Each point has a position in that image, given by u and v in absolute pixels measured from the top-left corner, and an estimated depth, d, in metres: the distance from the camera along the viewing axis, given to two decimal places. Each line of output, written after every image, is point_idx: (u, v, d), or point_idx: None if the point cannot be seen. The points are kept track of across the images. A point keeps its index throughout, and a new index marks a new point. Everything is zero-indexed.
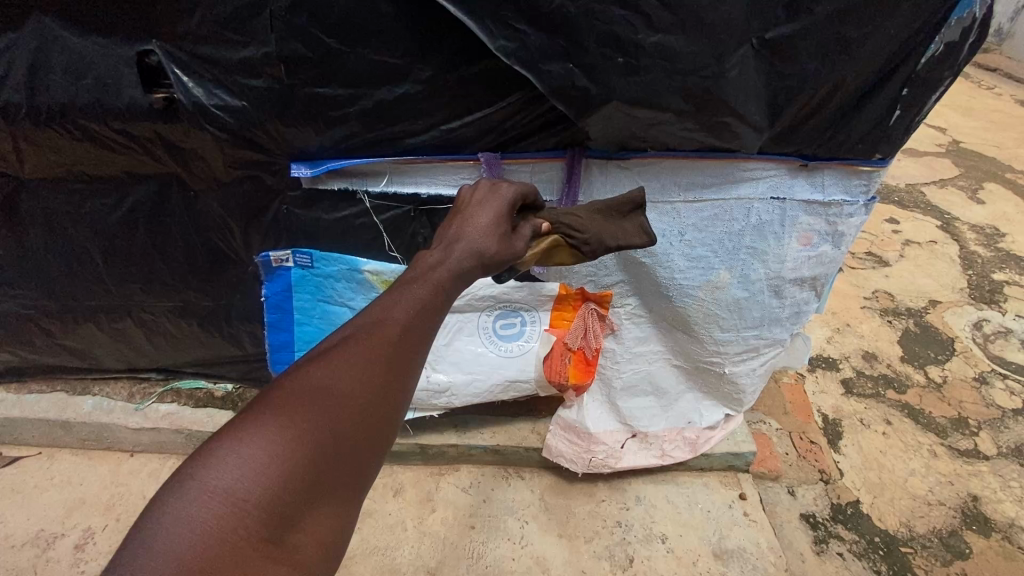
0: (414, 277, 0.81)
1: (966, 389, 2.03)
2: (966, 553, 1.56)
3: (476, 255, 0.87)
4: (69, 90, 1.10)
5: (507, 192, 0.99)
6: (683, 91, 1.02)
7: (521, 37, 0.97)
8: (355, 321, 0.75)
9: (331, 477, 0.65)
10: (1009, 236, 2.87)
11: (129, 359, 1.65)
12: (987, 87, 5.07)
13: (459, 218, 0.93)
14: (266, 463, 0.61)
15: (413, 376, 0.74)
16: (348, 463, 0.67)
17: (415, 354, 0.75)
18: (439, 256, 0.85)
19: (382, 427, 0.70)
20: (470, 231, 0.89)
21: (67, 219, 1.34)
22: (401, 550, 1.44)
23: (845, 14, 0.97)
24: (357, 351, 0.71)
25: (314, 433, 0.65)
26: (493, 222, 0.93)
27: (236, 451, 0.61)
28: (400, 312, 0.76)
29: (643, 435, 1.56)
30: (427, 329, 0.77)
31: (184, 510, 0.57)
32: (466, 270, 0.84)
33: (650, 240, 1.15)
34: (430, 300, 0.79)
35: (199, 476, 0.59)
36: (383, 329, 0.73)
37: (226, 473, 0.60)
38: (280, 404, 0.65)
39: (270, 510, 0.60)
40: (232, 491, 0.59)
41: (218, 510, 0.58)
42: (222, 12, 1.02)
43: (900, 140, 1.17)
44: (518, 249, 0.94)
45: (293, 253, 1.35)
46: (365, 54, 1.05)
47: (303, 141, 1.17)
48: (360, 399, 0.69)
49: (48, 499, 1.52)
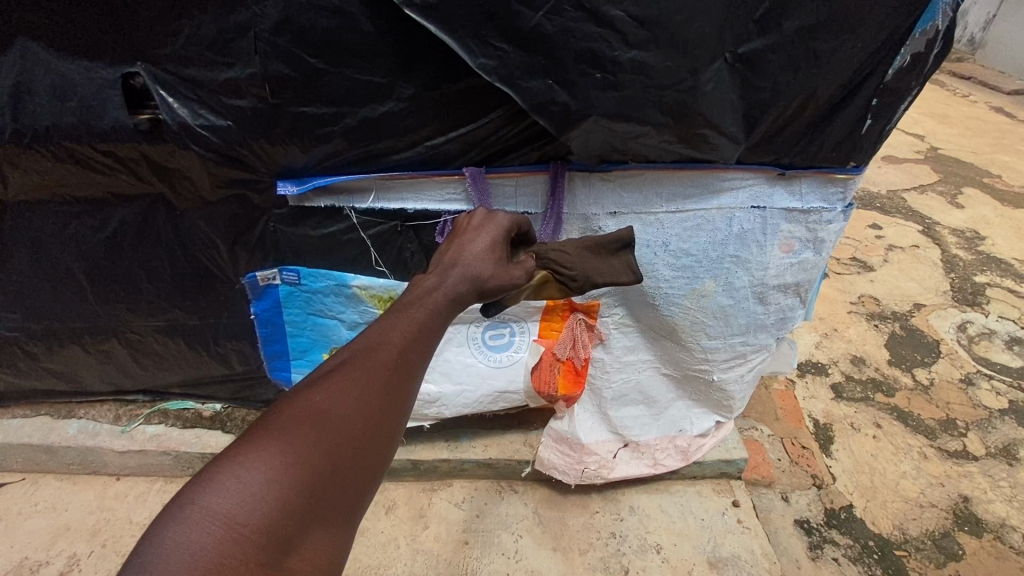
0: (409, 301, 0.82)
1: (953, 391, 2.06)
2: (959, 554, 1.58)
3: (471, 280, 0.88)
4: (53, 113, 1.10)
5: (504, 218, 1.01)
6: (661, 105, 1.04)
7: (500, 55, 0.98)
8: (352, 344, 0.76)
9: (328, 500, 0.65)
10: (989, 239, 2.92)
11: (115, 381, 1.64)
12: (962, 95, 5.18)
13: (455, 243, 0.94)
14: (264, 488, 0.61)
15: (410, 399, 0.75)
16: (345, 486, 0.67)
17: (411, 377, 0.75)
18: (434, 280, 0.86)
19: (379, 450, 0.70)
20: (467, 257, 0.90)
21: (51, 241, 1.33)
22: (394, 567, 1.43)
23: (813, 29, 1.00)
24: (356, 375, 0.71)
25: (312, 457, 0.65)
26: (489, 248, 0.94)
27: (235, 475, 0.61)
28: (396, 335, 0.76)
29: (635, 444, 1.56)
30: (423, 352, 0.78)
31: (184, 535, 0.57)
32: (461, 293, 0.86)
33: (638, 276, 1.18)
34: (425, 324, 0.79)
35: (198, 500, 0.59)
36: (379, 352, 0.74)
37: (226, 497, 0.59)
38: (279, 428, 0.66)
39: (269, 534, 0.60)
40: (231, 515, 0.59)
41: (218, 534, 0.58)
42: (205, 35, 1.03)
43: (872, 148, 1.21)
44: (519, 277, 0.96)
45: (281, 271, 1.36)
46: (348, 73, 1.07)
47: (288, 159, 1.18)
48: (357, 422, 0.69)
49: (32, 526, 1.50)
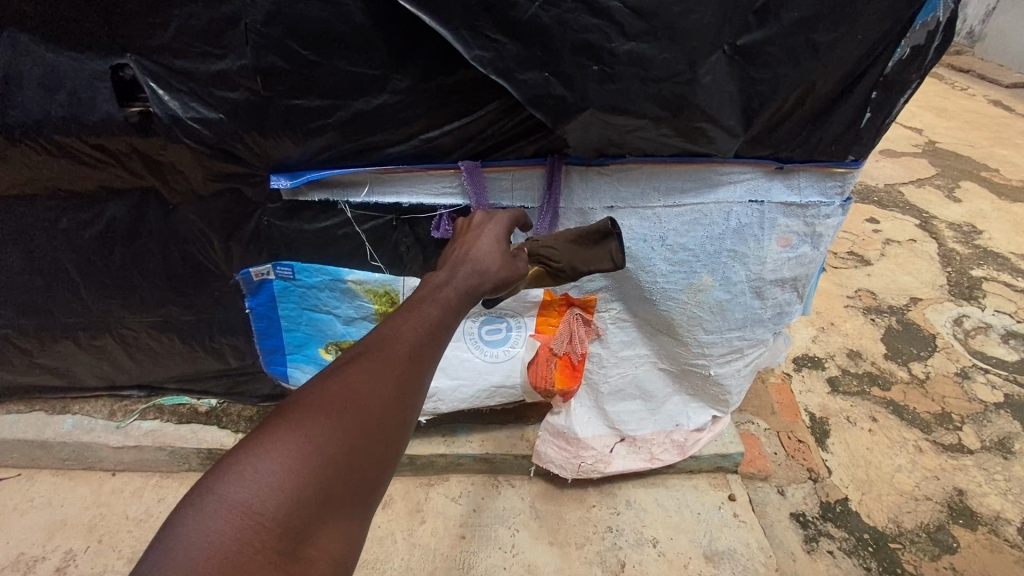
0: (422, 296, 0.84)
1: (948, 384, 2.06)
2: (954, 547, 1.58)
3: (479, 272, 0.91)
4: (42, 106, 1.09)
5: (505, 218, 1.07)
6: (658, 98, 1.03)
7: (496, 47, 0.97)
8: (367, 337, 0.76)
9: (344, 492, 0.64)
10: (986, 233, 2.92)
11: (110, 377, 1.63)
12: (960, 88, 5.17)
13: (462, 242, 0.99)
14: (281, 478, 0.60)
15: (425, 392, 0.75)
16: (361, 478, 0.66)
17: (426, 371, 0.75)
18: (444, 276, 0.89)
19: (394, 442, 0.70)
20: (476, 253, 0.95)
21: (43, 235, 1.31)
22: (391, 562, 1.43)
23: (813, 20, 0.98)
24: (372, 367, 0.71)
25: (329, 447, 0.64)
26: (493, 243, 0.98)
27: (252, 465, 0.60)
28: (410, 330, 0.77)
29: (631, 438, 1.56)
30: (436, 347, 0.78)
31: (201, 523, 0.56)
32: (470, 285, 0.89)
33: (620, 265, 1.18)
34: (438, 319, 0.80)
35: (217, 489, 0.58)
36: (394, 345, 0.74)
37: (244, 487, 0.59)
38: (297, 417, 0.65)
39: (285, 525, 0.59)
40: (249, 505, 0.58)
41: (236, 523, 0.57)
42: (196, 26, 1.02)
43: (872, 141, 1.20)
44: (523, 272, 0.99)
45: (274, 266, 1.35)
46: (342, 66, 1.05)
47: (281, 153, 1.17)
48: (375, 412, 0.69)
49: (27, 522, 1.49)
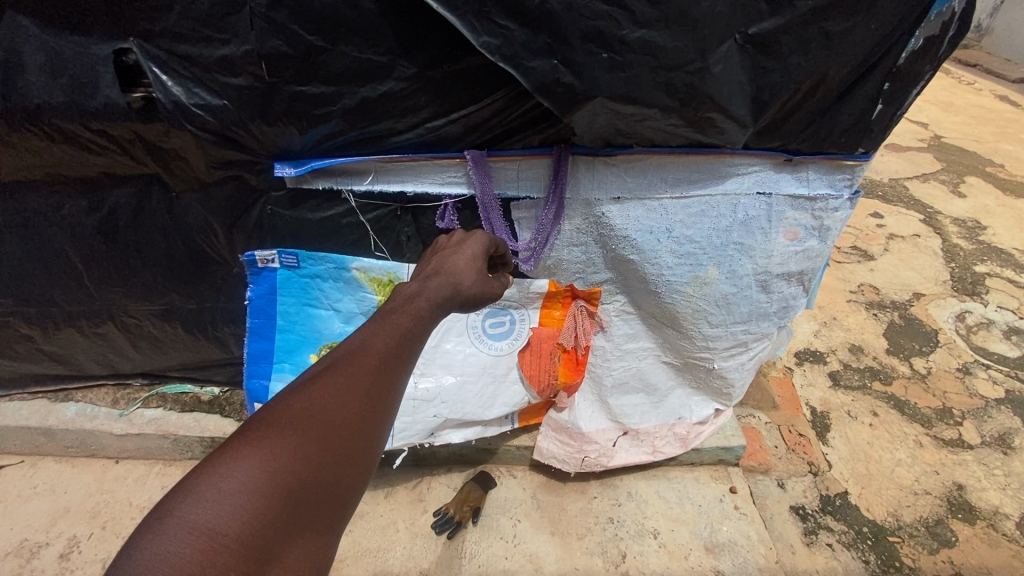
0: (393, 308, 0.85)
1: (949, 379, 2.06)
2: (952, 541, 1.58)
3: (453, 286, 0.94)
4: (43, 90, 1.07)
5: (484, 238, 1.08)
6: (668, 87, 1.02)
7: (504, 33, 0.95)
8: (335, 352, 0.77)
9: (310, 508, 0.64)
10: (990, 229, 2.91)
11: (113, 364, 1.63)
12: (968, 83, 5.12)
13: (438, 257, 1.02)
14: (244, 497, 0.60)
15: (392, 404, 0.76)
16: (326, 492, 0.66)
17: (395, 381, 0.76)
18: (416, 286, 0.91)
19: (362, 455, 0.70)
20: (450, 268, 0.97)
21: (44, 222, 1.30)
22: (393, 551, 1.43)
23: (827, 8, 0.97)
24: (338, 381, 0.72)
25: (293, 464, 0.64)
26: (470, 261, 1.01)
27: (214, 486, 0.60)
28: (379, 341, 0.78)
29: (634, 432, 1.55)
30: (405, 358, 0.79)
31: (161, 548, 0.55)
32: (444, 297, 0.91)
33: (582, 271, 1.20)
34: (407, 330, 0.82)
35: (178, 512, 0.57)
36: (362, 358, 0.76)
37: (206, 508, 0.58)
38: (261, 434, 0.65)
39: (249, 544, 0.58)
40: (212, 526, 0.57)
41: (198, 545, 0.56)
42: (200, 9, 1.00)
43: (882, 133, 1.19)
44: (498, 292, 1.03)
45: (280, 253, 1.34)
46: (347, 52, 1.04)
47: (286, 140, 1.16)
48: (342, 426, 0.69)
49: (32, 508, 1.50)
